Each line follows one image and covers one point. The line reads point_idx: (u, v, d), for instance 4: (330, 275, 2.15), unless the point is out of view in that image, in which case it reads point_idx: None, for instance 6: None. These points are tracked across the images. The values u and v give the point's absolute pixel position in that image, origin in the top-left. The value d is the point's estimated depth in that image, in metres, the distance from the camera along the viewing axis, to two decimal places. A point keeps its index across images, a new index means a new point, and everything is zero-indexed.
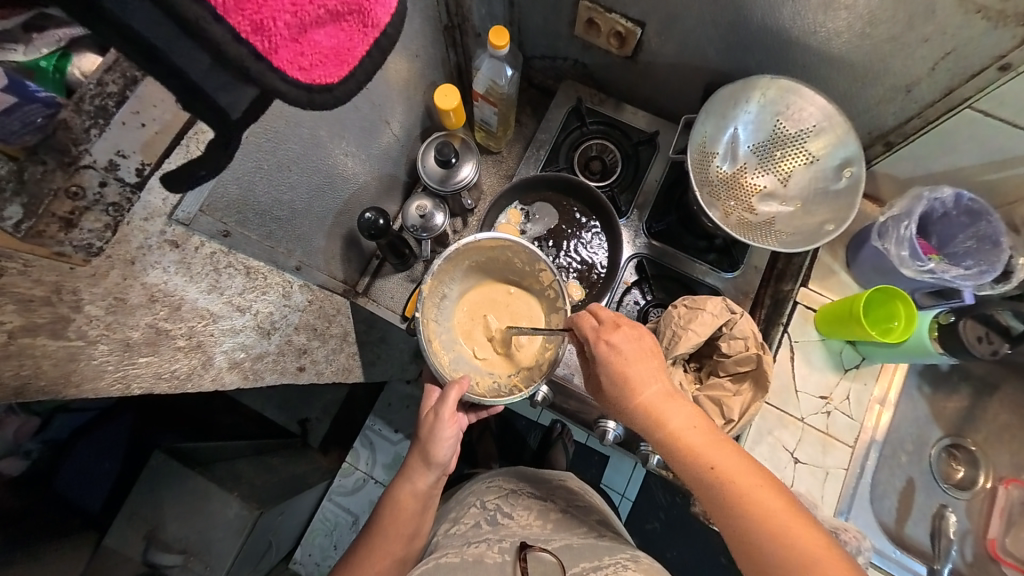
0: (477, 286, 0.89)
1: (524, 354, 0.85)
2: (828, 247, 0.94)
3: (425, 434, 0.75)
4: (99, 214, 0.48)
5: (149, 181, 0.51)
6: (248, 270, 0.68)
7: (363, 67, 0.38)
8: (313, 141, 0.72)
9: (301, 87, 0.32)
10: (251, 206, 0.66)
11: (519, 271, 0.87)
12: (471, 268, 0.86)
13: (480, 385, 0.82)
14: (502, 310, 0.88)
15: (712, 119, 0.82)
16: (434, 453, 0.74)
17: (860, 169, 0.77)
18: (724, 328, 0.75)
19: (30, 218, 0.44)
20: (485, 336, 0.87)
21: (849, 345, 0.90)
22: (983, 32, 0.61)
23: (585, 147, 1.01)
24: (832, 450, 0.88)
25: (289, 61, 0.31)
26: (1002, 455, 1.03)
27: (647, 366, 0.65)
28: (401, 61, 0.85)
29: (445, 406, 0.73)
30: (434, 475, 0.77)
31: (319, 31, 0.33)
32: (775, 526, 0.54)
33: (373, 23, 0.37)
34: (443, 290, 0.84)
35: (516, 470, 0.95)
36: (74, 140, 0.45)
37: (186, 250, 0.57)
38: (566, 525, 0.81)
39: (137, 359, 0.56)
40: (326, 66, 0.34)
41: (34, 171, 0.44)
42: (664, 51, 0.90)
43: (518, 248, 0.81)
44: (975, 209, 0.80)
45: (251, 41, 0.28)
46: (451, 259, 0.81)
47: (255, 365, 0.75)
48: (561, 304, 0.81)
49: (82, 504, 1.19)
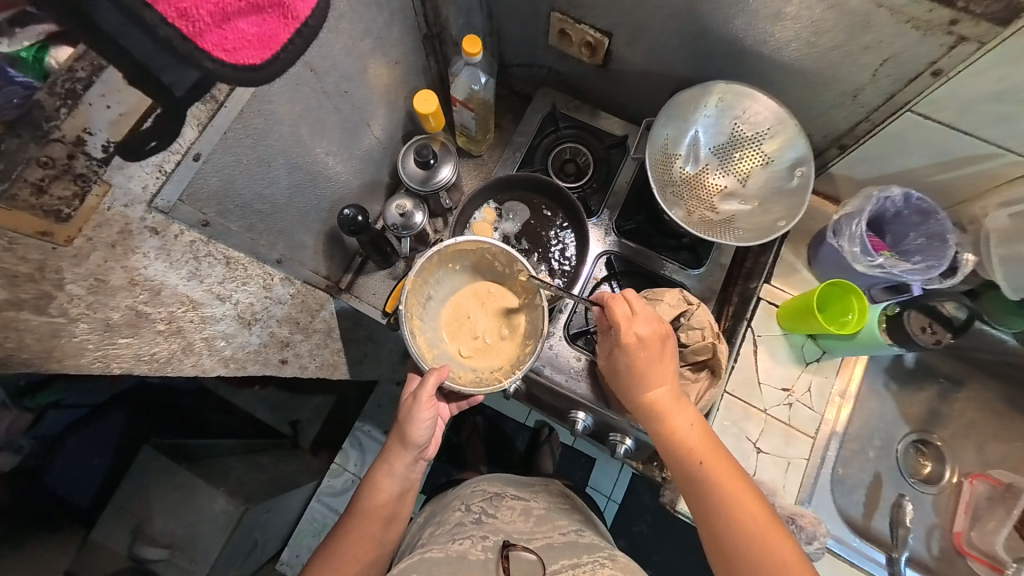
0: (462, 289, 0.91)
1: (506, 350, 0.88)
2: (791, 246, 0.98)
3: (403, 416, 0.78)
4: (70, 182, 0.50)
5: (113, 159, 0.53)
6: (228, 260, 0.73)
7: (290, 53, 0.39)
8: (294, 139, 0.77)
9: (227, 67, 0.35)
10: (231, 198, 0.70)
11: (502, 271, 0.89)
12: (456, 270, 0.90)
13: (461, 377, 0.85)
14: (486, 309, 0.90)
15: (672, 122, 0.87)
16: (412, 433, 0.78)
17: (810, 169, 0.81)
18: (683, 319, 0.78)
19: (5, 182, 0.45)
20: (471, 335, 0.89)
21: (811, 340, 0.93)
22: (915, 41, 0.65)
23: (560, 151, 1.05)
24: (795, 441, 0.90)
25: (214, 44, 0.34)
26: (969, 450, 1.05)
27: (661, 366, 0.71)
28: (381, 66, 0.90)
29: (423, 390, 0.77)
30: (411, 455, 0.80)
31: (243, 19, 0.35)
32: (748, 524, 0.61)
33: (294, 15, 0.38)
34: (428, 291, 0.87)
35: (499, 476, 1.01)
36: (46, 117, 0.46)
37: (167, 237, 0.61)
38: (549, 520, 0.87)
39: (117, 341, 0.61)
40: (249, 51, 0.36)
41: (9, 144, 0.45)
42: (633, 60, 0.96)
43: (498, 250, 0.84)
44: (925, 208, 0.83)
45: (177, 25, 0.32)
46: (433, 259, 0.85)
47: (234, 353, 0.83)
48: (540, 300, 0.84)
49: (75, 495, 1.20)
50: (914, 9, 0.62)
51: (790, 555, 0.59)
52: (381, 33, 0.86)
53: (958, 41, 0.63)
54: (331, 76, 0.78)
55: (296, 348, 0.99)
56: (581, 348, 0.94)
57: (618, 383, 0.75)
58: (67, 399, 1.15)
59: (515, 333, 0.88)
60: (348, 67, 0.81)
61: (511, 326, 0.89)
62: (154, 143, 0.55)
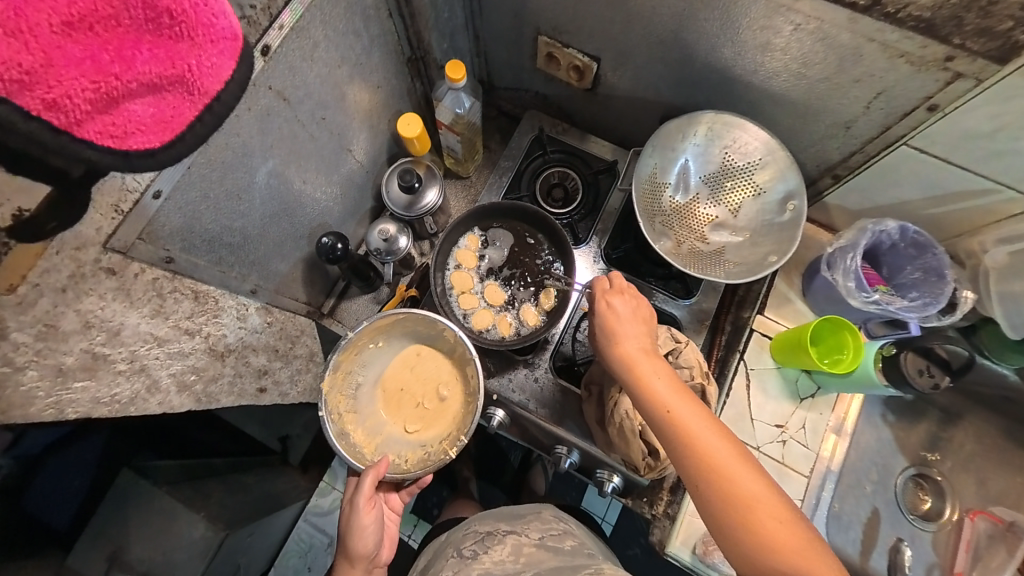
0: (389, 368, 0.85)
1: (450, 412, 0.84)
2: (784, 276, 0.95)
3: (346, 528, 0.78)
4: None
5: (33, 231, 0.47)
6: (196, 294, 0.71)
7: (196, 132, 0.37)
8: (267, 169, 0.75)
9: (115, 154, 0.34)
10: (197, 233, 0.67)
11: (426, 335, 0.86)
12: (381, 347, 0.86)
13: (409, 460, 0.81)
14: (420, 377, 0.86)
15: (658, 151, 0.84)
16: (358, 545, 0.77)
17: (801, 203, 0.78)
18: (669, 357, 0.74)
19: None
20: (412, 409, 0.84)
21: (805, 374, 0.90)
22: (908, 75, 0.63)
23: (547, 175, 1.02)
24: (788, 479, 0.86)
25: (98, 131, 0.33)
26: (970, 486, 1.02)
27: (639, 330, 0.68)
28: (361, 91, 0.88)
29: (360, 495, 0.76)
30: (363, 568, 0.79)
31: (134, 101, 0.34)
32: (731, 484, 0.55)
33: (200, 91, 0.36)
34: (355, 378, 0.84)
35: (490, 512, 0.97)
36: None
37: (125, 277, 0.58)
38: (537, 559, 0.82)
39: (72, 385, 0.58)
40: (144, 135, 0.35)
41: None
42: (620, 86, 0.94)
43: (413, 316, 0.83)
44: (922, 241, 0.80)
45: (45, 118, 0.31)
46: (348, 348, 0.81)
47: (207, 388, 0.80)
48: (472, 358, 0.80)
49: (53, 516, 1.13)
50: (907, 44, 0.59)
51: (776, 516, 0.53)
52: (360, 58, 0.83)
53: (954, 77, 0.60)
54: (307, 104, 0.76)
55: (275, 376, 0.96)
56: (567, 382, 0.90)
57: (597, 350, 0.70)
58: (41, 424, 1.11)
59: (455, 393, 0.84)
60: (325, 95, 0.79)
61: (448, 386, 0.85)
62: (54, 224, 0.48)
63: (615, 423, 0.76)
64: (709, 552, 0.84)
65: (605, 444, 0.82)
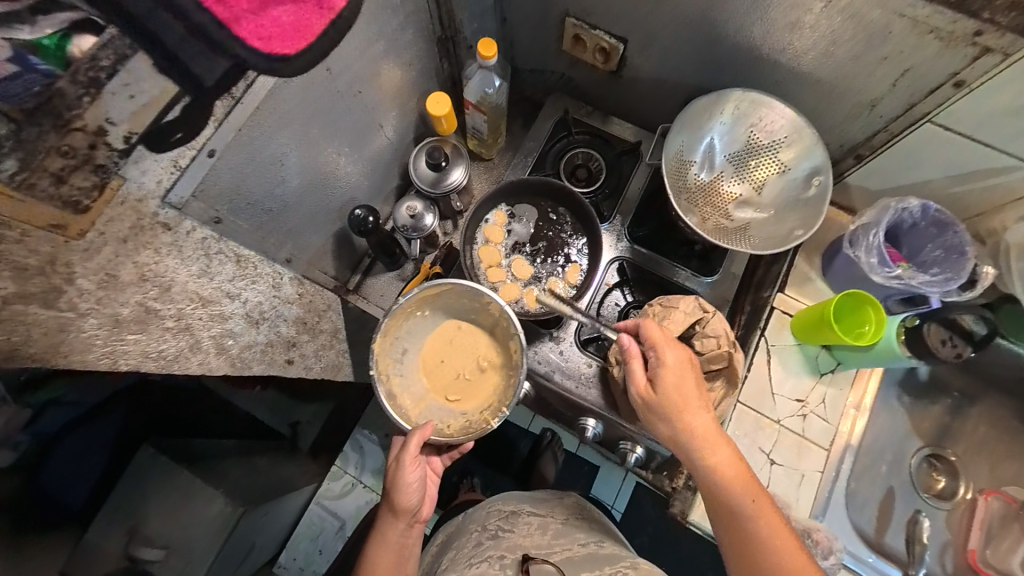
0: (431, 337, 0.89)
1: (490, 385, 0.86)
2: (804, 255, 0.96)
3: (391, 483, 0.81)
4: (89, 173, 0.48)
5: (135, 150, 0.51)
6: (239, 258, 0.72)
7: (321, 44, 0.41)
8: (306, 139, 0.77)
9: (259, 55, 0.37)
10: (242, 196, 0.69)
11: (469, 308, 0.89)
12: (424, 316, 0.89)
13: (450, 427, 0.84)
14: (461, 349, 0.88)
15: (686, 129, 0.86)
16: (403, 501, 0.80)
17: (827, 179, 0.80)
18: (697, 327, 0.76)
19: (23, 170, 0.43)
20: (452, 379, 0.87)
21: (825, 350, 0.91)
22: (936, 52, 0.65)
23: (571, 156, 1.04)
24: (808, 453, 0.88)
25: (249, 31, 0.36)
26: (981, 466, 1.04)
27: (695, 393, 0.67)
28: (393, 68, 0.90)
29: (406, 454, 0.79)
30: (404, 523, 0.82)
31: (279, 8, 0.37)
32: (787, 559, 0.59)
33: (328, 6, 0.41)
34: (398, 345, 0.86)
35: (514, 494, 0.99)
36: (66, 106, 0.42)
37: (178, 233, 0.60)
38: (565, 536, 0.84)
39: (126, 336, 0.60)
40: (284, 40, 0.38)
41: (28, 132, 0.42)
42: (645, 68, 0.95)
43: (459, 288, 0.84)
44: (943, 220, 0.82)
45: (212, 10, 0.34)
46: (396, 313, 0.84)
47: (242, 353, 0.82)
48: (514, 331, 0.82)
49: (65, 494, 0.81)
50: (938, 19, 0.61)
51: None
52: (395, 35, 0.86)
53: (982, 52, 0.62)
54: (344, 76, 0.78)
55: (302, 349, 0.99)
56: (591, 354, 0.92)
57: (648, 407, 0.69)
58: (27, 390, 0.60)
59: (495, 366, 0.87)
60: (362, 69, 0.81)
61: (489, 359, 0.88)
62: (178, 134, 0.54)
63: None
64: None
65: (630, 411, 0.85)
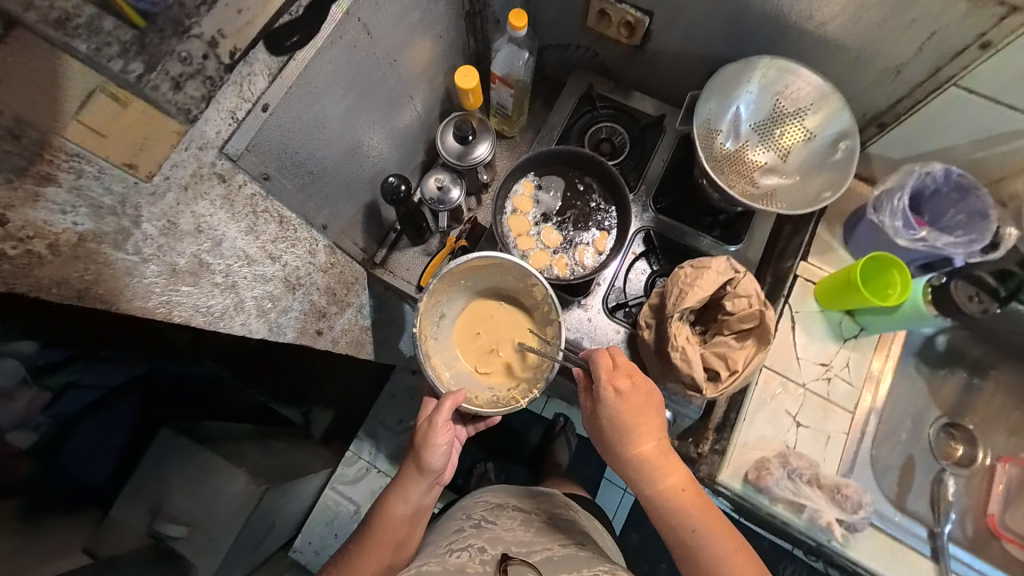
0: (471, 306, 0.96)
1: (519, 367, 0.92)
2: (826, 225, 0.98)
3: (420, 442, 0.84)
4: (199, 84, 0.52)
5: (237, 68, 0.55)
6: (281, 220, 0.75)
7: None
8: (345, 104, 0.78)
9: None
10: (289, 155, 0.70)
11: (509, 287, 0.94)
12: (467, 287, 0.95)
13: (478, 397, 0.89)
14: (499, 326, 0.95)
15: (715, 97, 0.87)
16: (428, 459, 0.84)
17: (854, 142, 0.82)
18: (729, 287, 0.79)
19: (149, 72, 0.48)
20: (484, 351, 0.93)
21: (848, 316, 0.93)
22: (964, 13, 0.67)
23: (595, 131, 1.06)
24: (833, 415, 0.90)
25: None
26: (998, 433, 1.06)
27: (646, 420, 0.72)
28: (424, 41, 0.92)
29: (439, 416, 0.82)
30: (426, 482, 0.86)
31: None
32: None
33: None
34: (441, 310, 0.93)
35: (502, 487, 1.00)
36: (186, 14, 0.50)
37: (231, 186, 0.61)
38: (548, 532, 0.84)
39: (180, 288, 0.61)
40: None
41: (155, 39, 0.48)
42: (671, 41, 0.97)
43: (510, 264, 0.87)
44: (965, 184, 0.84)
45: None
46: (445, 279, 0.89)
47: (278, 318, 0.84)
48: (556, 316, 0.87)
49: (87, 474, 0.67)
50: None
51: None
52: (428, 7, 0.87)
53: (1010, 11, 0.64)
54: (382, 43, 0.79)
55: (331, 320, 1.03)
56: (620, 321, 0.93)
57: (605, 434, 0.74)
58: (38, 353, 0.53)
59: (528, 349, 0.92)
60: (399, 37, 0.83)
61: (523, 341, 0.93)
62: (292, 40, 0.61)
63: (677, 348, 0.77)
64: (762, 476, 0.86)
65: (661, 373, 0.85)
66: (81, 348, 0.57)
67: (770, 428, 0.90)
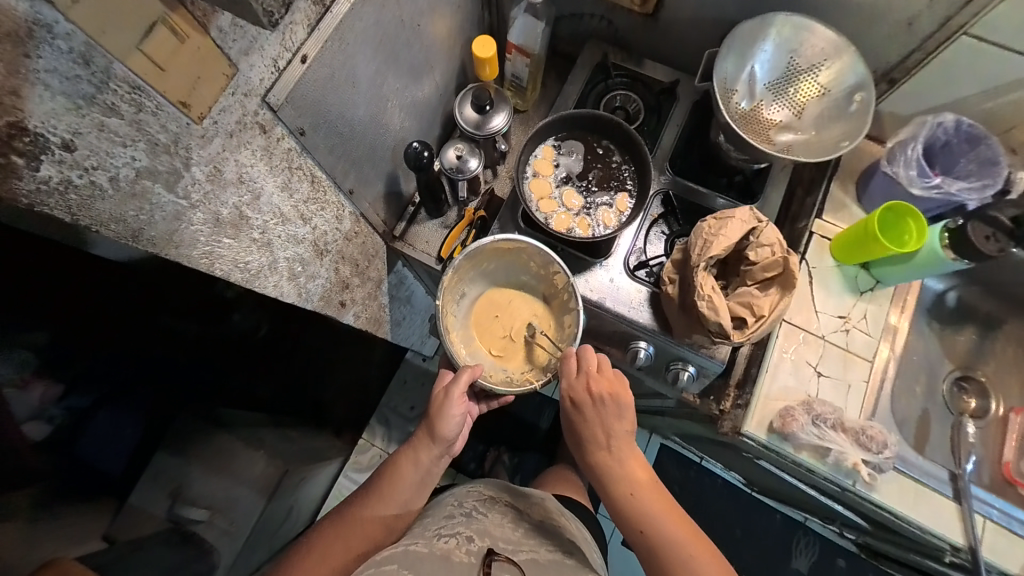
0: (488, 289, 1.01)
1: (534, 351, 0.97)
2: (839, 184, 1.00)
3: (436, 409, 0.86)
4: None
5: None
6: (313, 180, 0.76)
7: None
8: (374, 66, 0.80)
9: None
10: (323, 116, 0.71)
11: (530, 275, 0.98)
12: (488, 269, 0.99)
13: (493, 376, 0.95)
14: (515, 310, 1.00)
15: (733, 56, 0.89)
16: (442, 429, 0.85)
17: (869, 94, 0.85)
18: (752, 238, 0.81)
19: None
20: (500, 334, 0.98)
21: (863, 270, 0.96)
22: None
23: (611, 98, 1.08)
24: (853, 366, 0.92)
25: None
26: (1010, 384, 1.09)
27: (604, 427, 0.79)
28: (444, 9, 0.93)
29: (456, 388, 0.85)
30: (438, 450, 0.87)
31: None
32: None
33: None
34: (462, 289, 0.97)
35: (497, 481, 1.00)
36: None
37: (271, 138, 0.63)
38: (537, 535, 0.85)
39: (222, 239, 0.62)
40: None
41: None
42: (685, 8, 0.99)
43: (533, 250, 0.90)
44: (974, 134, 0.88)
45: None
46: (472, 256, 0.93)
47: (307, 283, 0.85)
48: (575, 306, 0.91)
49: (103, 471, 0.59)
50: None
51: None
52: None
53: None
54: (408, 6, 0.81)
55: (352, 294, 1.03)
56: (642, 279, 0.93)
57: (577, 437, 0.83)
58: (51, 347, 0.45)
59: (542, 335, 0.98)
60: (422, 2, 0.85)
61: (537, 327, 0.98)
62: None
63: (704, 297, 0.79)
64: (787, 424, 0.88)
65: (683, 330, 0.86)
66: (87, 335, 0.48)
67: (793, 380, 0.92)
